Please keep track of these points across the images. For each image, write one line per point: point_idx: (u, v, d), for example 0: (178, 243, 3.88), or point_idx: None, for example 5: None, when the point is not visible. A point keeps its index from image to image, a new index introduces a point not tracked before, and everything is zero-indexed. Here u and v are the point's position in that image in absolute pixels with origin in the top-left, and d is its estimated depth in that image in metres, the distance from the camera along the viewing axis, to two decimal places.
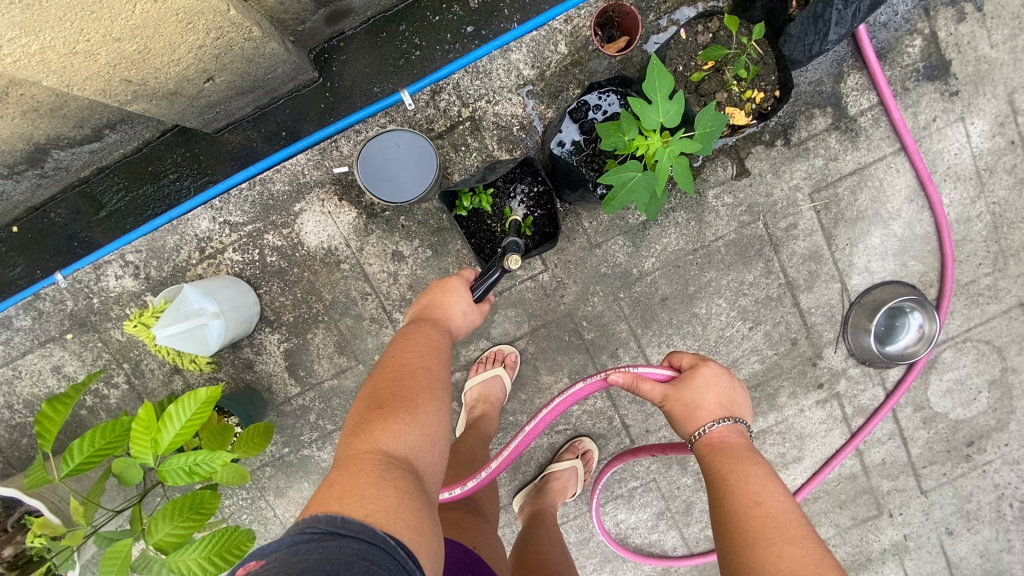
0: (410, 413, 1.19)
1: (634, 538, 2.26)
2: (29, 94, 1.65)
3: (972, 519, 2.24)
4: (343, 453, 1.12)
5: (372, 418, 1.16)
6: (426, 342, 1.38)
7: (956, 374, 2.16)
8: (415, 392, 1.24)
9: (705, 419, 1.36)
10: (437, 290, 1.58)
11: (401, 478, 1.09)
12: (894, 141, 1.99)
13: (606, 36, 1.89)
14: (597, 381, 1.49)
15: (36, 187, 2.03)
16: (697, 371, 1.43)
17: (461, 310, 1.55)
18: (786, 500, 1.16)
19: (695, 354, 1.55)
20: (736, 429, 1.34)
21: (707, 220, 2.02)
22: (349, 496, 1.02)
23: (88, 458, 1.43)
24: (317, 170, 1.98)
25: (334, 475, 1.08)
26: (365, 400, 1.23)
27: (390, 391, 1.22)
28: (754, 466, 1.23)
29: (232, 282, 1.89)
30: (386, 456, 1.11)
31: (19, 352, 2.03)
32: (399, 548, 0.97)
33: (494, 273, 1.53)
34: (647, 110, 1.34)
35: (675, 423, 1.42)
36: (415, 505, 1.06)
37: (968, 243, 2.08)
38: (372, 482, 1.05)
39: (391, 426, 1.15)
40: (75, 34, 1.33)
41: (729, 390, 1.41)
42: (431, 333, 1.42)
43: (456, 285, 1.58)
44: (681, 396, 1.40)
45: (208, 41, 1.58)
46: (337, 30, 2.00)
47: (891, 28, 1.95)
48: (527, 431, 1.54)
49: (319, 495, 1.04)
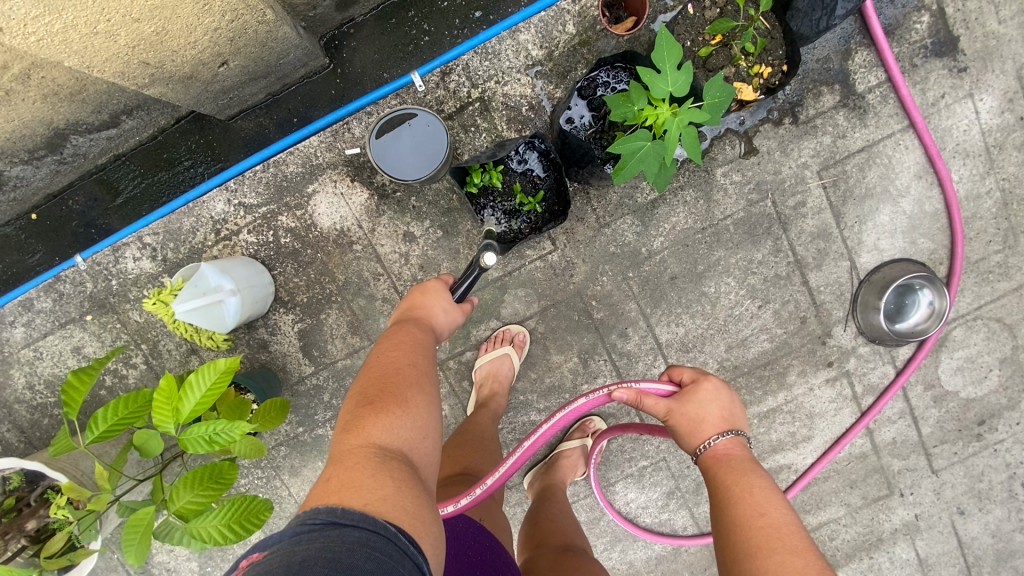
0: (400, 407, 1.17)
1: (644, 517, 2.28)
2: (50, 77, 1.69)
3: (984, 499, 2.23)
4: (337, 449, 1.11)
5: (362, 415, 1.15)
6: (409, 341, 1.35)
7: (966, 352, 2.16)
8: (404, 387, 1.22)
9: (710, 432, 1.35)
10: (417, 293, 1.55)
11: (398, 468, 1.09)
12: (902, 118, 1.99)
13: (613, 17, 1.92)
14: (600, 397, 1.46)
15: (55, 173, 2.07)
16: (699, 385, 1.41)
17: (444, 309, 1.51)
18: (788, 512, 1.17)
19: (694, 367, 1.51)
20: (739, 441, 1.34)
21: (716, 198, 2.03)
22: (348, 487, 1.02)
23: (111, 427, 1.46)
24: (329, 152, 2.01)
25: (331, 469, 1.08)
26: (354, 400, 1.21)
27: (379, 389, 1.20)
28: (757, 478, 1.23)
29: (247, 262, 1.94)
30: (380, 449, 1.10)
31: (40, 333, 2.08)
32: (400, 534, 0.98)
33: (475, 272, 1.60)
34: (657, 79, 1.38)
35: (677, 437, 1.41)
36: (413, 492, 1.06)
37: (978, 220, 2.08)
38: (369, 473, 1.05)
39: (382, 421, 1.14)
40: (96, 14, 1.37)
41: (730, 404, 1.40)
42: (415, 331, 1.39)
43: (435, 287, 1.55)
44: (685, 411, 1.38)
45: (223, 23, 1.61)
46: (347, 16, 2.03)
47: (898, 5, 1.96)
48: (528, 446, 1.50)
49: (318, 490, 1.05)
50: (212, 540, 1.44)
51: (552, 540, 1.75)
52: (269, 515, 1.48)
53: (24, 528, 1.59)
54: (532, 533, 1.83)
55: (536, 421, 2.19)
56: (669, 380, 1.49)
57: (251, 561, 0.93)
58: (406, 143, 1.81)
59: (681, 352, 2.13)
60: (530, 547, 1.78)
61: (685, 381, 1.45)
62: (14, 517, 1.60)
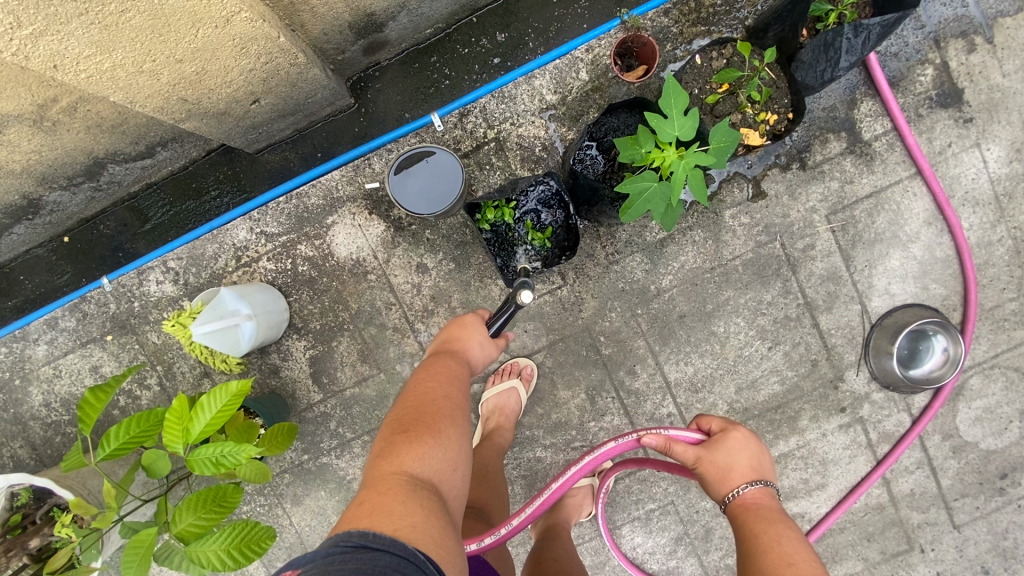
0: (434, 437, 1.19)
1: (651, 563, 2.21)
2: (95, 111, 1.81)
3: (1008, 558, 2.13)
4: (371, 474, 1.12)
5: (397, 442, 1.17)
6: (445, 372, 1.37)
7: (984, 402, 2.11)
8: (438, 418, 1.24)
9: (738, 480, 1.33)
10: (454, 326, 1.58)
11: (427, 497, 1.09)
12: (909, 166, 2.03)
13: (625, 65, 2.02)
14: (628, 442, 1.45)
15: (90, 200, 2.18)
16: (727, 434, 1.40)
17: (480, 343, 1.53)
18: (818, 566, 1.14)
19: (723, 417, 1.51)
20: (768, 492, 1.33)
21: (724, 239, 2.06)
22: (379, 512, 1.02)
23: (122, 445, 1.49)
24: (350, 186, 2.09)
25: (363, 495, 1.08)
26: (390, 426, 1.23)
27: (414, 417, 1.23)
28: (786, 529, 1.22)
29: (264, 288, 1.99)
30: (412, 477, 1.11)
31: (62, 351, 2.14)
32: (428, 562, 0.97)
33: (510, 308, 1.52)
34: (664, 124, 1.44)
35: (705, 486, 1.39)
36: (440, 523, 1.06)
37: (991, 267, 2.07)
38: (400, 500, 1.05)
39: (416, 449, 1.15)
40: (143, 54, 1.47)
41: (758, 453, 1.39)
42: (451, 363, 1.41)
43: (472, 321, 1.58)
44: (714, 459, 1.36)
45: (258, 65, 1.72)
46: (373, 61, 2.15)
47: (902, 58, 2.02)
48: (555, 489, 1.48)
49: (349, 514, 1.04)
50: (211, 566, 1.43)
51: None
52: (270, 543, 1.48)
53: (26, 546, 1.59)
54: (535, 569, 1.78)
55: (542, 458, 2.17)
56: (697, 429, 1.49)
57: None
58: (415, 186, 1.88)
59: (690, 393, 2.12)
60: None
61: (713, 430, 1.44)
62: (18, 535, 1.59)
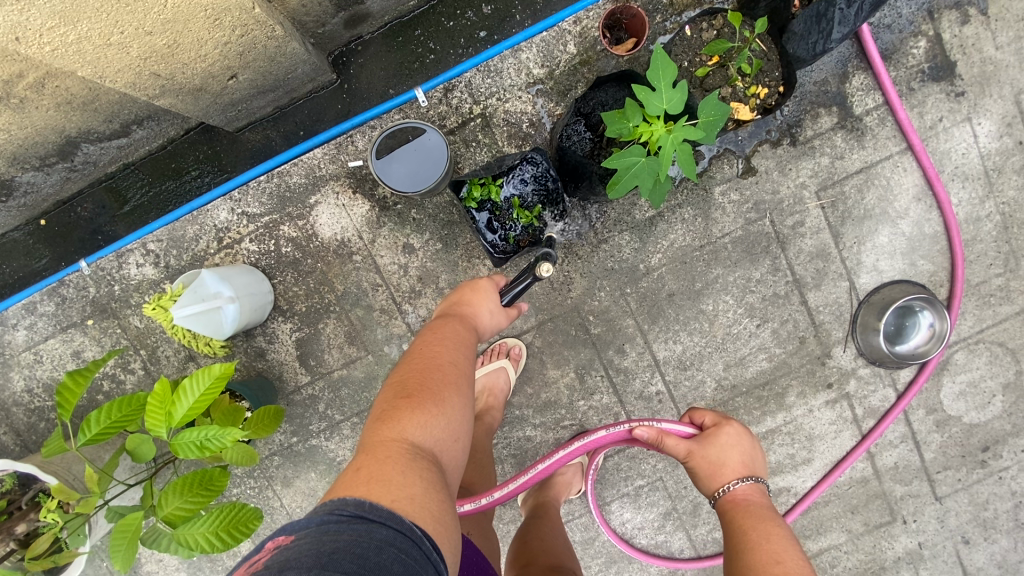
0: (438, 406, 1.17)
1: (640, 538, 2.24)
2: (64, 87, 1.73)
3: (989, 528, 2.18)
4: (369, 439, 1.11)
5: (399, 407, 1.15)
6: (452, 337, 1.34)
7: (969, 376, 2.13)
8: (443, 385, 1.21)
9: (730, 476, 1.36)
10: (466, 289, 1.53)
11: (426, 468, 1.08)
12: (900, 141, 2.01)
13: (614, 38, 1.97)
14: (621, 432, 1.51)
15: (65, 180, 2.11)
16: (720, 429, 1.45)
17: (490, 310, 1.50)
18: (806, 566, 1.14)
19: (715, 411, 1.56)
20: (758, 488, 1.36)
21: (714, 217, 2.04)
22: (377, 481, 1.01)
23: (104, 430, 1.47)
24: (333, 164, 2.04)
25: (361, 460, 1.07)
26: (393, 389, 1.21)
27: (418, 383, 1.20)
28: (776, 527, 1.23)
29: (247, 270, 1.96)
30: (412, 446, 1.10)
31: (41, 336, 2.10)
32: (424, 538, 0.97)
33: (525, 280, 1.53)
34: (652, 97, 1.41)
35: (696, 480, 1.42)
36: (439, 496, 1.05)
37: (978, 243, 2.08)
38: (399, 470, 1.04)
39: (419, 417, 1.13)
40: (110, 26, 1.40)
41: (751, 450, 1.43)
42: (459, 328, 1.38)
43: (486, 286, 1.53)
44: (706, 454, 1.40)
45: (233, 38, 1.64)
46: (355, 34, 2.08)
47: (895, 30, 1.99)
48: (541, 470, 1.55)
49: (346, 479, 1.04)
50: (199, 548, 1.42)
51: (540, 560, 1.72)
52: (258, 525, 1.47)
53: (13, 531, 1.57)
54: (521, 550, 1.80)
55: (531, 437, 2.18)
56: (690, 422, 1.54)
57: (276, 545, 0.92)
58: (401, 165, 1.84)
59: (678, 370, 2.12)
60: (517, 565, 1.74)
61: (706, 424, 1.49)
62: (4, 521, 1.57)
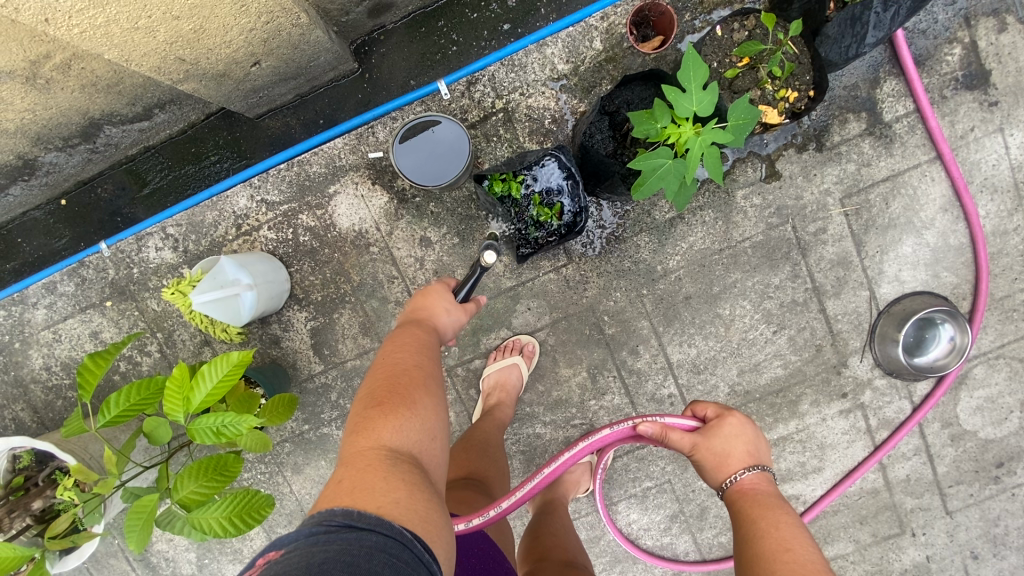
0: (409, 409, 1.17)
1: (645, 539, 2.24)
2: (89, 68, 1.74)
3: (998, 544, 2.16)
4: (347, 451, 1.11)
5: (371, 417, 1.14)
6: (412, 343, 1.32)
7: (987, 392, 2.10)
8: (411, 388, 1.21)
9: (736, 466, 1.36)
10: (419, 297, 1.52)
11: (408, 470, 1.08)
12: (929, 150, 1.97)
13: (640, 35, 1.92)
14: (624, 429, 1.46)
15: (87, 161, 2.13)
16: (723, 420, 1.42)
17: (447, 309, 1.48)
18: (816, 551, 1.15)
19: (716, 402, 1.53)
20: (765, 476, 1.35)
21: (735, 220, 2.02)
22: (360, 489, 1.01)
23: (123, 413, 1.48)
24: (353, 154, 2.04)
25: (342, 473, 1.07)
26: (361, 401, 1.20)
27: (386, 390, 1.19)
28: (784, 514, 1.23)
29: (265, 258, 1.96)
30: (390, 451, 1.10)
31: (60, 316, 2.13)
32: (415, 540, 0.97)
33: (476, 272, 1.52)
34: (681, 99, 1.39)
35: (702, 472, 1.41)
36: (425, 496, 1.05)
37: (1004, 256, 2.04)
38: (382, 476, 1.04)
39: (392, 422, 1.13)
40: (139, 9, 1.39)
41: (755, 439, 1.41)
42: (418, 333, 1.36)
43: (437, 290, 1.52)
44: (710, 446, 1.39)
45: (259, 24, 1.63)
46: (378, 23, 2.07)
47: (930, 36, 1.94)
48: (545, 474, 1.47)
49: (329, 493, 1.04)
50: (212, 532, 1.44)
51: (553, 555, 1.73)
52: (269, 511, 1.48)
53: (29, 507, 1.58)
54: (532, 546, 1.81)
55: (541, 434, 2.18)
56: (691, 415, 1.51)
57: (267, 560, 0.92)
58: (420, 156, 1.84)
59: (692, 374, 2.11)
60: (530, 560, 1.75)
61: (708, 416, 1.46)
62: (21, 496, 1.58)
